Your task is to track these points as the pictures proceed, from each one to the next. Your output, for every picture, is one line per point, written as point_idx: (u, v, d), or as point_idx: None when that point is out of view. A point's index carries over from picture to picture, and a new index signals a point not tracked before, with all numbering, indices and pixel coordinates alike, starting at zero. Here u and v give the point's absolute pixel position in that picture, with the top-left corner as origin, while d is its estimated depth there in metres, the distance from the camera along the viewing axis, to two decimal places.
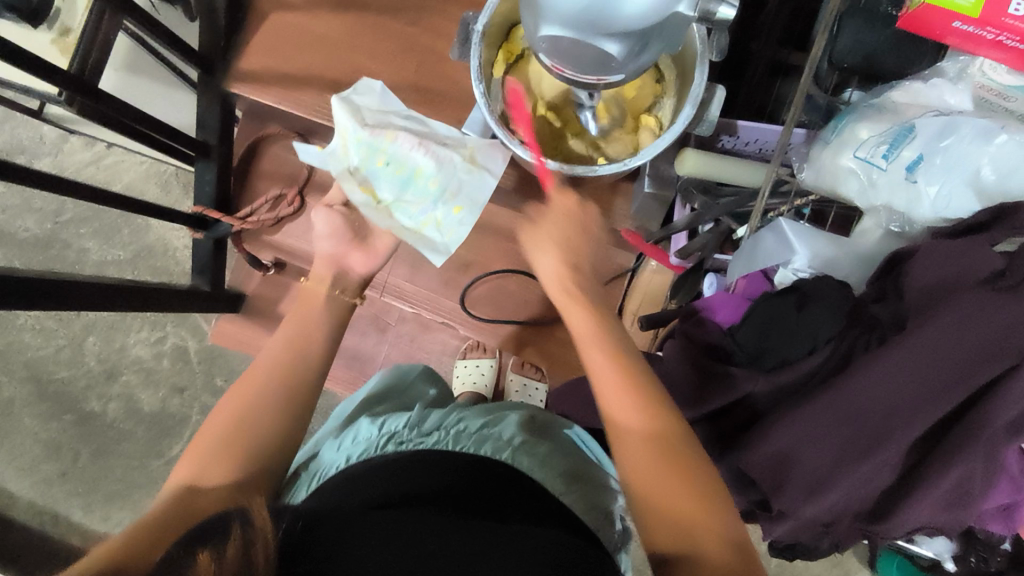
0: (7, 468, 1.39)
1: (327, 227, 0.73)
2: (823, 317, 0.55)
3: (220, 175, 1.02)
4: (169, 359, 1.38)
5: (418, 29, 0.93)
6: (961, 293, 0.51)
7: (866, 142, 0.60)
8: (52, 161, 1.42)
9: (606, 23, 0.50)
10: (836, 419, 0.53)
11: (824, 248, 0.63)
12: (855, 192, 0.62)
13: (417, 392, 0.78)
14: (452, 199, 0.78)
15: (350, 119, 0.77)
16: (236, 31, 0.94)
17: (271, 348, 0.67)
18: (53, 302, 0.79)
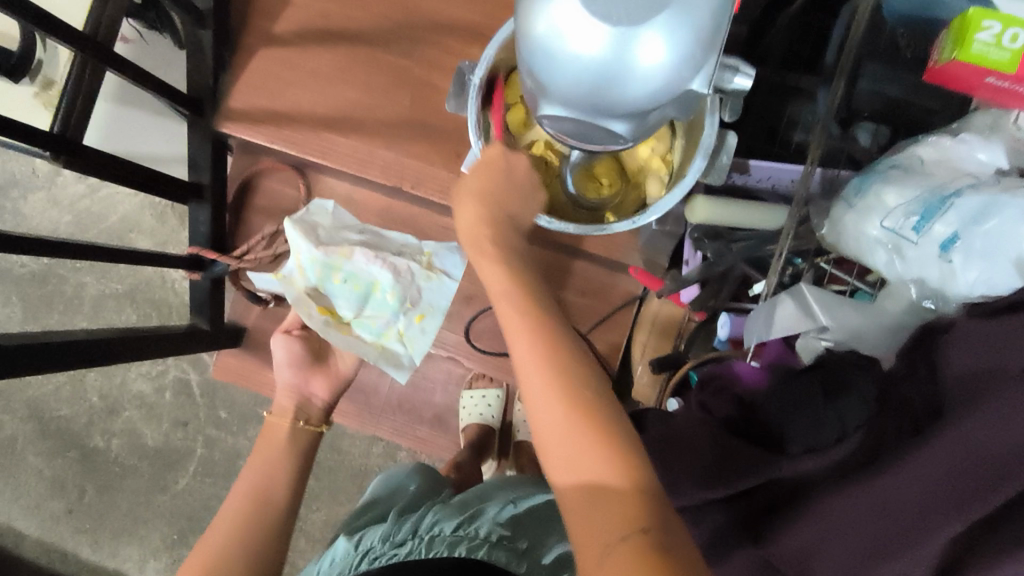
0: (12, 508, 1.38)
1: (287, 356, 0.94)
2: (852, 407, 0.48)
3: (214, 215, 0.99)
4: (171, 392, 1.36)
5: (410, 61, 0.91)
6: (998, 385, 0.42)
7: (892, 211, 0.55)
8: (46, 194, 1.39)
9: (604, 104, 0.46)
10: (867, 516, 0.44)
11: (851, 316, 0.58)
12: (882, 262, 0.56)
13: (400, 490, 0.84)
14: (412, 309, 0.96)
15: (306, 240, 0.92)
16: (226, 68, 0.91)
17: (242, 492, 0.77)
18: (44, 363, 0.76)
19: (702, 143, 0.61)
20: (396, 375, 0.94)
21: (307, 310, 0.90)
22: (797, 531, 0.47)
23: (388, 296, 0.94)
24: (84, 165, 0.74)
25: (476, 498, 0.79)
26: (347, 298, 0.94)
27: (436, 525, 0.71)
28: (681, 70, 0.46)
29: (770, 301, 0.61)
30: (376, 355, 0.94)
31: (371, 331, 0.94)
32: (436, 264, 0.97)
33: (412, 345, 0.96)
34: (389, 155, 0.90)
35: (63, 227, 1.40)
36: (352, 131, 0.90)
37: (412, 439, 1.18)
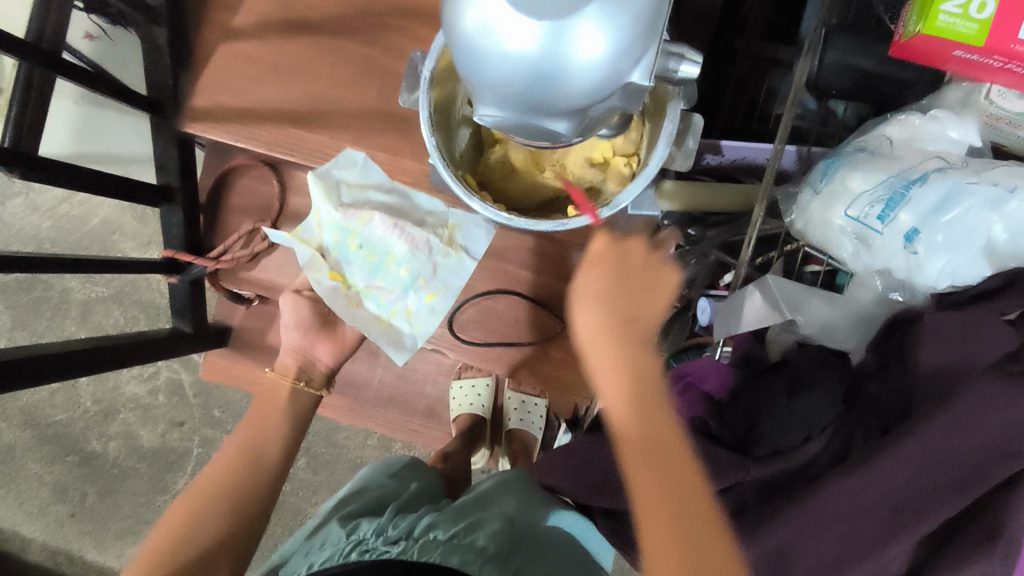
0: (16, 513, 1.39)
1: (294, 319, 0.88)
2: (817, 405, 0.55)
3: (188, 217, 0.97)
4: (164, 393, 1.37)
5: (376, 50, 0.88)
6: (971, 381, 0.51)
7: (857, 198, 0.55)
8: (25, 200, 1.38)
9: (535, 105, 0.44)
10: (848, 509, 0.52)
11: (817, 309, 0.60)
12: (849, 253, 0.57)
13: (400, 484, 0.71)
14: (425, 286, 0.86)
15: (326, 200, 0.83)
16: (186, 66, 0.88)
17: (230, 447, 0.76)
18: (21, 379, 0.75)
19: (664, 130, 0.57)
20: (393, 355, 0.87)
21: (317, 275, 0.85)
22: (787, 527, 0.54)
23: (402, 271, 0.85)
24: (43, 176, 0.72)
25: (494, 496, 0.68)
26: (360, 267, 0.86)
27: (431, 529, 0.60)
28: (613, 63, 0.43)
29: (738, 292, 0.60)
30: (378, 331, 0.88)
31: (378, 304, 0.87)
32: (458, 239, 0.86)
33: (418, 324, 0.88)
34: (359, 149, 0.88)
35: (44, 233, 1.38)
36: (319, 125, 0.88)
37: (404, 431, 1.17)
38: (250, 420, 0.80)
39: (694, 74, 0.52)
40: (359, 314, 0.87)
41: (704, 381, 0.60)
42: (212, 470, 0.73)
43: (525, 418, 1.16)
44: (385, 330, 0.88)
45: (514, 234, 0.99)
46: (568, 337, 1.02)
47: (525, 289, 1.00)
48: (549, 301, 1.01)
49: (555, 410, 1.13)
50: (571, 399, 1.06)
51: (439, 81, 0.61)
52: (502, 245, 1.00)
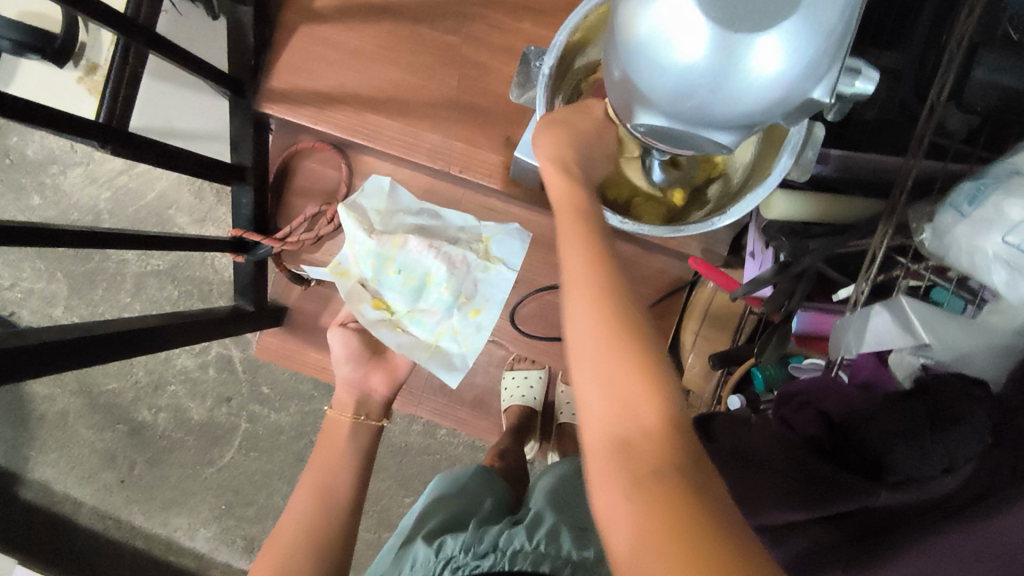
0: (67, 477, 1.42)
1: (345, 352, 0.92)
2: (962, 437, 0.40)
3: (257, 197, 0.97)
4: (214, 368, 1.38)
5: (457, 38, 0.87)
6: None
7: (1020, 224, 0.44)
8: (84, 170, 1.38)
9: (714, 117, 0.44)
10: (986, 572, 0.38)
11: (954, 336, 0.49)
12: (1001, 283, 0.46)
13: (474, 500, 0.71)
14: (466, 304, 0.91)
15: (361, 231, 0.88)
16: (266, 46, 0.87)
17: (306, 489, 0.76)
18: (104, 352, 0.76)
19: (791, 141, 0.54)
20: (448, 374, 0.90)
21: (359, 305, 0.90)
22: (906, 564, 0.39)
23: (442, 291, 0.91)
24: (132, 153, 0.73)
25: (569, 499, 0.68)
26: (401, 293, 0.91)
27: (515, 539, 0.59)
28: (800, 77, 0.43)
29: (861, 311, 0.54)
30: (426, 355, 0.92)
31: (424, 328, 0.92)
32: (492, 253, 0.92)
33: (466, 341, 0.92)
34: (437, 138, 0.87)
35: (102, 204, 1.39)
36: (395, 112, 0.87)
37: (453, 420, 1.17)
38: (317, 462, 0.81)
39: (869, 89, 0.50)
40: (404, 339, 0.92)
41: (823, 399, 0.51)
42: (294, 511, 0.73)
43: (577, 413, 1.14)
44: (434, 352, 0.92)
45: None
46: None
47: None
48: None
49: None
50: None
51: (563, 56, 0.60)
52: None
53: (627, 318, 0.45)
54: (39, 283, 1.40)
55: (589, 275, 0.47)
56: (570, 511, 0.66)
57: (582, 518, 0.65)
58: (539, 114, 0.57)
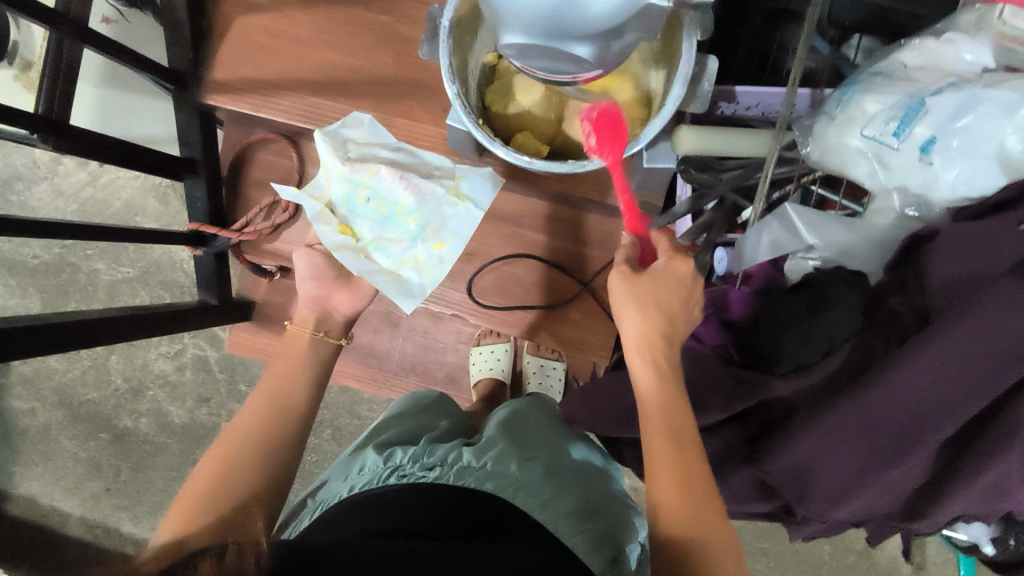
0: (54, 489, 1.44)
1: (307, 269, 0.78)
2: (838, 319, 0.53)
3: (211, 190, 1.00)
4: (191, 370, 1.40)
5: (390, 17, 0.89)
6: (991, 289, 0.46)
7: (874, 119, 0.57)
8: (50, 185, 1.40)
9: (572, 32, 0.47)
10: (859, 427, 0.52)
11: (837, 234, 0.61)
12: (865, 174, 0.59)
13: (432, 419, 0.72)
14: (434, 236, 0.80)
15: (334, 154, 0.78)
16: (205, 39, 0.90)
17: (260, 391, 0.67)
18: (70, 341, 0.79)
19: (680, 70, 0.56)
20: (402, 305, 0.78)
21: (325, 226, 0.78)
22: (799, 445, 0.55)
23: (410, 222, 0.78)
24: (71, 145, 0.74)
25: (524, 428, 0.71)
26: (369, 220, 0.79)
27: (463, 455, 0.62)
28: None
29: (756, 225, 0.63)
30: (385, 281, 0.78)
31: (387, 257, 0.79)
32: (465, 190, 0.80)
33: (429, 274, 0.80)
34: (376, 116, 0.89)
35: (70, 216, 1.41)
36: (336, 94, 0.89)
37: None
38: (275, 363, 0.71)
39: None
40: (368, 266, 0.78)
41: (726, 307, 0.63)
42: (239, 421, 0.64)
43: (546, 382, 1.15)
44: (393, 282, 0.79)
45: (529, 199, 1.00)
46: (585, 298, 1.03)
47: (544, 254, 1.02)
48: (567, 264, 1.02)
49: (573, 373, 1.14)
50: (589, 359, 1.07)
51: (465, 12, 0.61)
52: (518, 210, 1.01)
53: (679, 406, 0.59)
54: (13, 299, 1.42)
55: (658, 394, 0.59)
56: (522, 438, 0.68)
57: (531, 446, 0.67)
58: (441, 62, 0.59)
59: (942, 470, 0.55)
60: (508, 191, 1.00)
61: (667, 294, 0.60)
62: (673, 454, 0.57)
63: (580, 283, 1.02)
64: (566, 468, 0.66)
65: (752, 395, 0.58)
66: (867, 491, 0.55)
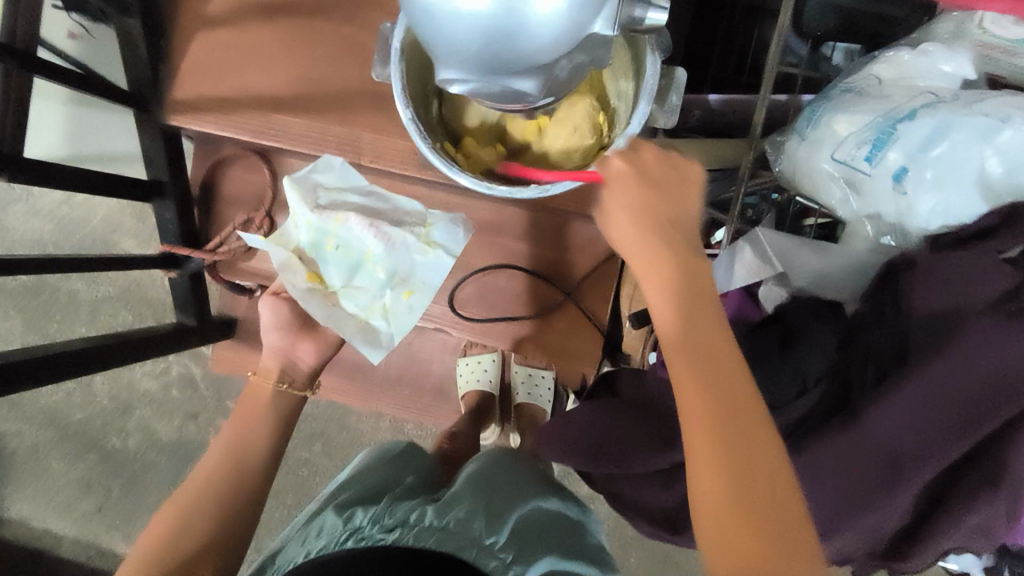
0: (45, 510, 1.42)
1: (274, 320, 0.77)
2: (811, 355, 0.55)
3: (181, 210, 0.97)
4: (178, 387, 1.38)
5: (354, 28, 0.86)
6: (970, 325, 0.49)
7: (843, 141, 0.56)
8: (24, 205, 1.38)
9: (513, 66, 0.44)
10: (847, 463, 0.52)
11: (810, 261, 0.59)
12: (837, 199, 0.58)
13: (397, 475, 0.70)
14: (403, 284, 0.79)
15: (301, 200, 0.76)
16: (164, 57, 0.87)
17: (216, 447, 0.67)
18: (41, 376, 0.76)
19: (645, 84, 0.55)
20: (368, 354, 0.77)
21: (290, 276, 0.76)
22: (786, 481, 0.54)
23: (379, 270, 0.77)
24: (24, 178, 0.72)
25: (495, 484, 0.68)
26: (337, 268, 0.77)
27: (426, 515, 0.59)
28: (582, 11, 0.44)
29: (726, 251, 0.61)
30: (353, 332, 0.78)
31: (355, 305, 0.78)
32: (436, 238, 0.80)
33: (397, 321, 0.79)
34: (345, 131, 0.86)
35: (47, 236, 1.39)
36: (302, 109, 0.86)
37: (415, 411, 1.18)
38: (234, 421, 0.71)
39: (662, 21, 0.50)
40: (335, 316, 0.76)
41: None
42: (195, 478, 0.64)
43: (534, 391, 1.13)
44: (361, 333, 0.78)
45: (508, 207, 0.98)
46: (570, 307, 1.01)
47: (526, 264, 0.99)
48: (549, 272, 0.99)
49: (562, 382, 1.12)
50: (576, 368, 1.04)
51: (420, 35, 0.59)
52: (497, 219, 0.98)
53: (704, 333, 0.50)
54: None
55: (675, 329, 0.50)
56: (491, 494, 0.65)
57: (501, 502, 0.65)
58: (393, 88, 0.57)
59: (928, 506, 0.56)
60: (486, 201, 0.97)
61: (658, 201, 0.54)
62: (709, 399, 0.47)
63: (564, 292, 0.99)
64: (533, 528, 0.63)
65: None
66: (856, 527, 0.55)
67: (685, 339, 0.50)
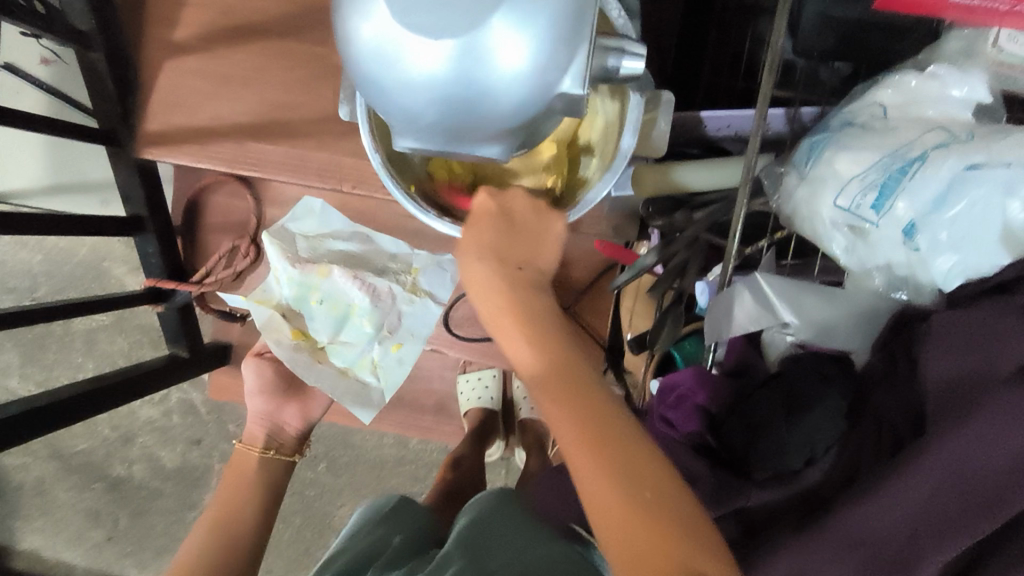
0: (56, 541, 1.42)
1: (258, 384, 0.83)
2: (819, 424, 0.46)
3: (163, 244, 0.94)
4: (178, 413, 1.37)
5: (328, 48, 0.82)
6: (994, 393, 0.39)
7: (848, 185, 0.48)
8: (11, 236, 1.35)
9: (471, 132, 0.44)
10: (844, 552, 0.42)
11: (815, 308, 0.52)
12: (841, 248, 0.50)
13: (383, 538, 0.69)
14: (390, 337, 0.84)
15: (284, 258, 0.81)
16: (133, 89, 0.83)
17: (204, 524, 0.70)
18: (33, 430, 0.74)
19: (629, 118, 0.55)
20: (360, 411, 0.83)
21: (277, 335, 0.82)
22: (777, 567, 0.44)
23: (365, 323, 0.83)
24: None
25: (487, 536, 0.66)
26: (325, 322, 0.83)
27: None
28: (547, 71, 0.43)
29: (724, 293, 0.53)
30: (343, 386, 0.84)
31: (344, 358, 0.84)
32: (421, 286, 0.84)
33: (386, 376, 0.85)
34: (324, 156, 0.83)
35: (36, 267, 1.36)
36: (280, 137, 0.83)
37: (418, 430, 1.15)
38: (221, 497, 0.74)
39: (639, 68, 0.49)
40: (322, 371, 0.84)
41: (700, 394, 0.52)
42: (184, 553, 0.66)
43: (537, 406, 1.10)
44: (351, 384, 0.84)
45: None
46: None
47: None
48: None
49: None
50: None
51: None
52: None
53: (567, 358, 0.50)
54: None
55: (542, 353, 0.51)
56: (488, 552, 0.64)
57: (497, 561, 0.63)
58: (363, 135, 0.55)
59: None
60: None
61: (518, 241, 0.56)
62: (581, 420, 0.46)
63: None
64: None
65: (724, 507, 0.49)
66: None
67: (561, 378, 0.49)
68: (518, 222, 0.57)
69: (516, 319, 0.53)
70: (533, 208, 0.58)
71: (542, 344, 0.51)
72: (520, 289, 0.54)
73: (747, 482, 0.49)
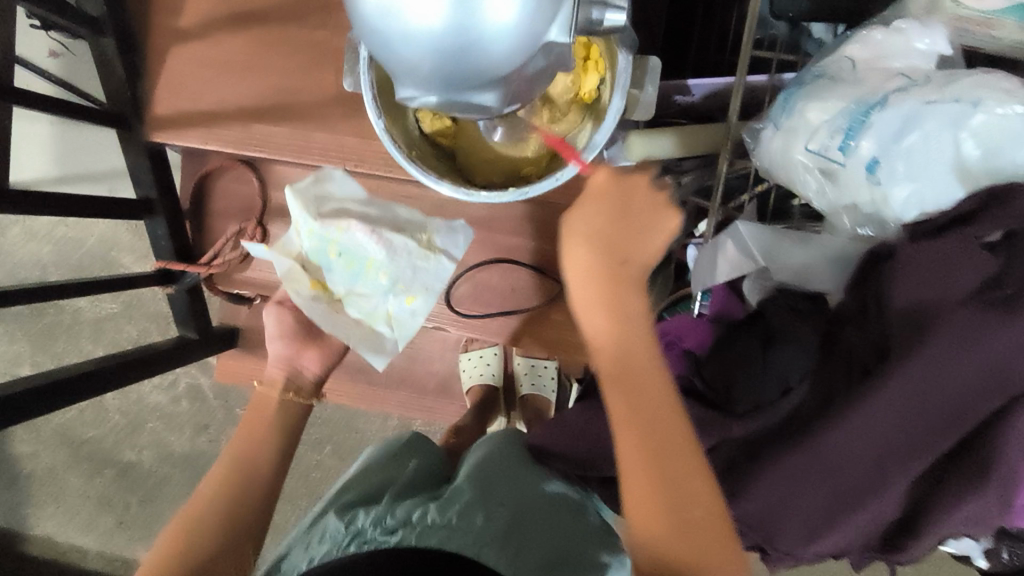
0: (67, 527, 1.44)
1: (277, 328, 0.80)
2: (792, 358, 0.52)
3: (173, 227, 0.96)
4: (186, 400, 1.40)
5: (328, 31, 0.85)
6: (950, 314, 0.46)
7: (817, 130, 0.51)
8: (21, 228, 1.38)
9: (468, 77, 0.46)
10: (817, 471, 0.52)
11: (791, 253, 0.57)
12: (814, 190, 0.53)
13: (399, 464, 0.73)
14: (405, 290, 0.82)
15: (304, 210, 0.78)
16: (141, 74, 0.86)
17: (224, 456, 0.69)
18: (48, 403, 0.77)
19: (618, 81, 0.59)
20: (375, 360, 0.82)
21: (294, 285, 0.80)
22: (762, 486, 0.53)
23: (381, 276, 0.80)
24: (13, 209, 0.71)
25: (492, 472, 0.69)
26: (341, 275, 0.80)
27: (426, 514, 0.59)
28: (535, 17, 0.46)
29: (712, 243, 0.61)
30: (358, 336, 0.82)
31: (359, 311, 0.82)
32: (437, 243, 0.83)
33: (401, 328, 0.84)
34: (325, 137, 0.86)
35: (45, 259, 1.39)
36: (283, 119, 0.86)
37: (421, 410, 1.18)
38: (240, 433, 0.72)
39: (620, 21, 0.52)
40: (341, 322, 0.81)
41: (683, 340, 0.60)
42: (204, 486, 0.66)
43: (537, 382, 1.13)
44: (366, 336, 0.82)
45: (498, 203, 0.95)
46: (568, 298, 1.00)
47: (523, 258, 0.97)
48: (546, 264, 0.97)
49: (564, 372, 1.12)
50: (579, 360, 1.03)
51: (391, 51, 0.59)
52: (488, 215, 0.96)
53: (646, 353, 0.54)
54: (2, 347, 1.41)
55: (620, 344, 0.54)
56: (491, 485, 0.67)
57: (499, 494, 0.66)
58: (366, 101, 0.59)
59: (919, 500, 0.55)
60: None
61: (623, 235, 0.56)
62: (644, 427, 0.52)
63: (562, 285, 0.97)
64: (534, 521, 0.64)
65: (712, 436, 0.55)
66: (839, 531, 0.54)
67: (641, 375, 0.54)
68: (630, 210, 0.57)
69: (606, 304, 0.55)
70: (651, 203, 0.57)
71: (622, 334, 0.55)
72: (620, 291, 0.55)
73: (729, 415, 0.54)
